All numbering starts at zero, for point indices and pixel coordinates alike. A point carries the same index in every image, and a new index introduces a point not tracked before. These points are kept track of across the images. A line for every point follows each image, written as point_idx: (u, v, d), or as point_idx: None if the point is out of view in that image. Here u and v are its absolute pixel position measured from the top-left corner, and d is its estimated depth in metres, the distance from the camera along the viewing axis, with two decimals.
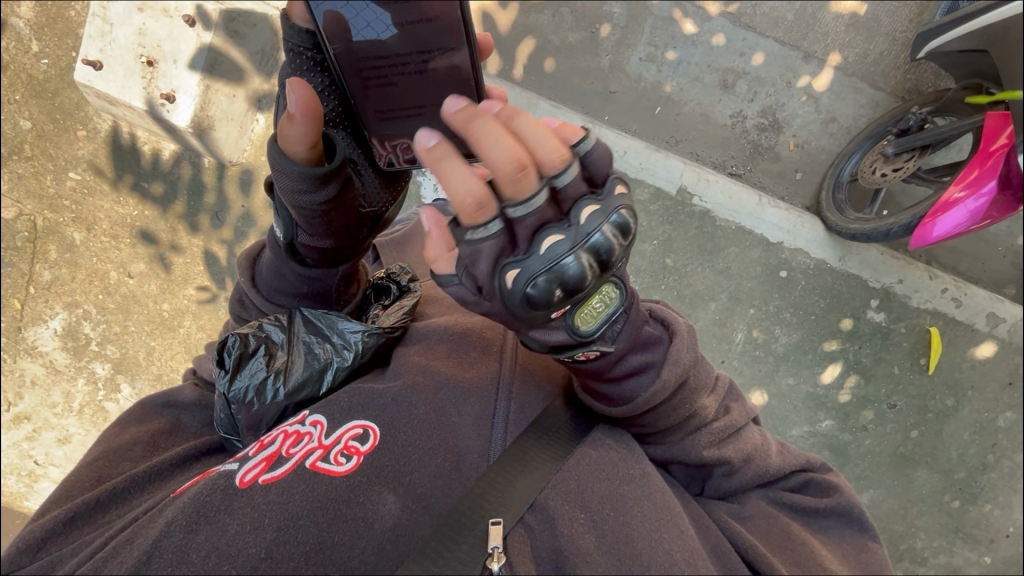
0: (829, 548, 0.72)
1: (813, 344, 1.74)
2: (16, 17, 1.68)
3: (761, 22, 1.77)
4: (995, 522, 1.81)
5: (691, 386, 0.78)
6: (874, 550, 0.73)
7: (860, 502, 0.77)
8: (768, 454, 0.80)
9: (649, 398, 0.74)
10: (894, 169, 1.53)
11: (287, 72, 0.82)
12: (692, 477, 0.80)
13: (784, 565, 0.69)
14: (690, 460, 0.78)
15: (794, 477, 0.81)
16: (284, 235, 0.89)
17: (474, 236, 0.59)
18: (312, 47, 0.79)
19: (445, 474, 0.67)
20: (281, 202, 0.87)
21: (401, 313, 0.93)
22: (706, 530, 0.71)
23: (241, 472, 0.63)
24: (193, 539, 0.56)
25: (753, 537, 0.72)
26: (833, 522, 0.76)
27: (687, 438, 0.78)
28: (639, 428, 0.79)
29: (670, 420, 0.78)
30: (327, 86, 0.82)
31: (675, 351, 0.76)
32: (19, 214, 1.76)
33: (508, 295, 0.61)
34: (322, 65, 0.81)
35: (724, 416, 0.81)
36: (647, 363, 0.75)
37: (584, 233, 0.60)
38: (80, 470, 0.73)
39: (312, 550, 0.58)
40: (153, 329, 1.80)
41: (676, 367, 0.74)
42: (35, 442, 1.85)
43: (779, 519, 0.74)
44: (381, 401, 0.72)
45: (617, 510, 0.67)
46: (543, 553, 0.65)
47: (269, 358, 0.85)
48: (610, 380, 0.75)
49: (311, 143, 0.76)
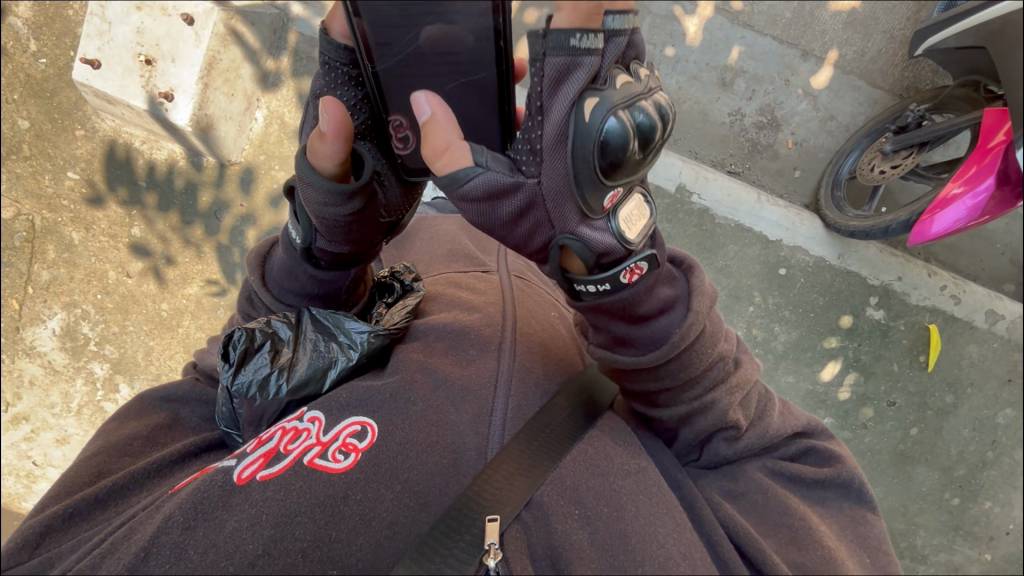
0: (825, 521, 0.73)
1: (812, 342, 1.74)
2: (14, 16, 1.68)
3: (760, 20, 1.77)
4: (995, 519, 1.81)
5: (712, 331, 0.80)
6: (873, 523, 0.74)
7: (862, 475, 0.78)
8: (769, 415, 0.83)
9: (682, 335, 0.76)
10: (892, 167, 1.54)
11: (319, 83, 0.82)
12: (694, 444, 0.81)
13: (779, 544, 0.69)
14: (708, 419, 0.79)
15: (795, 444, 0.82)
16: (301, 241, 0.88)
17: (574, 45, 0.61)
18: (348, 63, 0.80)
19: (442, 472, 0.66)
20: (302, 208, 0.85)
21: (404, 311, 0.93)
22: (699, 520, 0.71)
23: (239, 469, 0.64)
24: (191, 535, 0.57)
25: (746, 520, 0.72)
26: (833, 493, 0.77)
27: (706, 393, 0.79)
28: (659, 383, 0.80)
29: (692, 373, 0.79)
30: (358, 101, 0.83)
31: (697, 284, 0.80)
32: (17, 214, 1.76)
33: (584, 132, 0.64)
34: (357, 81, 0.82)
35: (737, 369, 0.84)
36: (674, 298, 0.78)
37: (630, 100, 0.64)
38: (80, 465, 0.73)
39: (309, 547, 0.58)
40: (152, 329, 1.80)
41: (702, 299, 0.78)
42: (33, 443, 1.85)
43: (776, 493, 0.74)
44: (380, 397, 0.72)
45: (612, 506, 0.67)
46: (539, 551, 0.64)
47: (274, 355, 0.84)
48: (640, 322, 0.77)
49: (343, 160, 0.77)
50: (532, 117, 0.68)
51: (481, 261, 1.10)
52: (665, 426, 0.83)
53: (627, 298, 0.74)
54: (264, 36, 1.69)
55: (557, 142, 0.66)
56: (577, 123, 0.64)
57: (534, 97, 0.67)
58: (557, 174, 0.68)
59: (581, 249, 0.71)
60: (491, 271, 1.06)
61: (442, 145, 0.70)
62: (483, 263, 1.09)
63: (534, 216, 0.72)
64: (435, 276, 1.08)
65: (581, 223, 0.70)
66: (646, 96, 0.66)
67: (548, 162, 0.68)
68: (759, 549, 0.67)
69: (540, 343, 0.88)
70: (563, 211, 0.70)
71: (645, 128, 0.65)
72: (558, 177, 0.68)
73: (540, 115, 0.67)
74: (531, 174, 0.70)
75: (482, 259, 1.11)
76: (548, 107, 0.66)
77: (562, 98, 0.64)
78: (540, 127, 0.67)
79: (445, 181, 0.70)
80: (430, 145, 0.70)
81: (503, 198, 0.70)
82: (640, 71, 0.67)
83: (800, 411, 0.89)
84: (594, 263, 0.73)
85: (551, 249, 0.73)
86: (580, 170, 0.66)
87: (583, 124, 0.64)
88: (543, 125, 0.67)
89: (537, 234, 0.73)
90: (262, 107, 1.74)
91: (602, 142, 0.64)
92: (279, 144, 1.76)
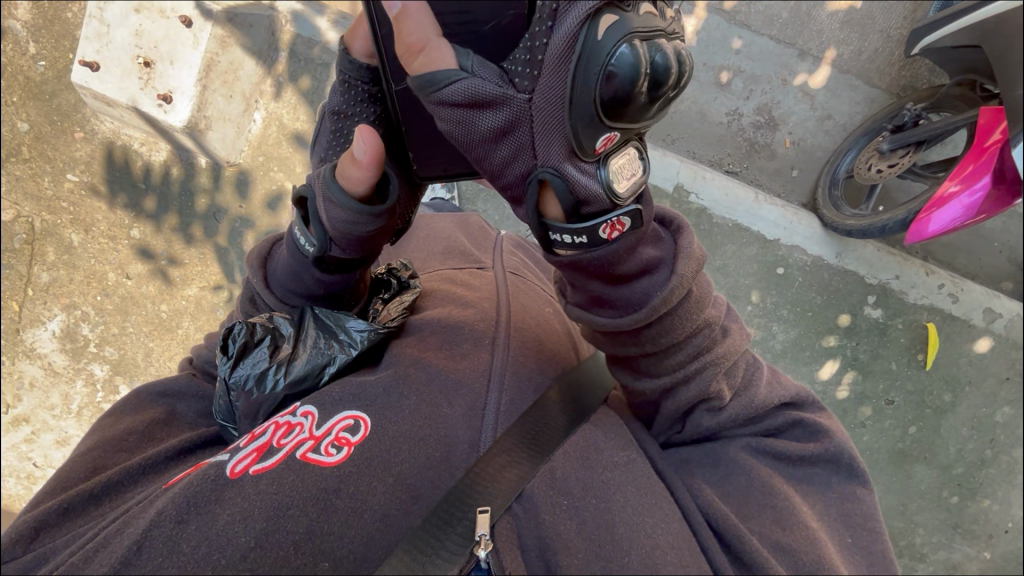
0: (806, 498, 0.74)
1: (810, 340, 1.75)
2: (14, 19, 1.69)
3: (757, 20, 1.77)
4: (994, 517, 1.81)
5: (697, 297, 0.80)
6: (862, 500, 0.74)
7: (852, 450, 0.78)
8: (756, 385, 0.84)
9: (665, 297, 0.76)
10: (889, 166, 1.54)
11: (338, 99, 0.84)
12: (676, 415, 0.83)
13: (764, 522, 0.70)
14: (692, 390, 0.81)
15: (783, 416, 0.83)
16: (315, 248, 0.86)
17: None
18: (369, 81, 0.82)
19: (435, 465, 0.66)
20: (316, 216, 0.84)
21: (400, 307, 0.93)
22: (682, 506, 0.71)
23: (232, 463, 0.64)
24: (183, 529, 0.57)
25: (722, 502, 0.73)
26: (820, 468, 0.77)
27: (689, 362, 0.81)
28: (640, 348, 0.81)
29: (675, 340, 0.80)
30: (377, 118, 0.85)
31: (683, 245, 0.79)
32: (17, 216, 1.77)
33: (592, 51, 0.57)
34: (377, 99, 0.84)
35: (724, 340, 0.84)
36: (659, 260, 0.78)
37: (649, 32, 0.58)
38: (75, 460, 0.74)
39: (300, 540, 0.58)
40: (151, 330, 1.80)
41: (687, 262, 0.77)
42: (33, 444, 1.85)
43: (760, 473, 0.75)
44: (374, 392, 0.72)
45: (599, 496, 0.68)
46: (529, 542, 0.64)
47: (273, 350, 0.85)
48: (623, 283, 0.77)
49: (372, 184, 0.78)
50: (541, 20, 0.59)
51: (476, 258, 1.11)
52: (648, 397, 0.85)
53: (606, 254, 0.72)
54: (263, 38, 1.69)
55: (561, 57, 0.59)
56: (587, 40, 0.57)
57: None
58: (553, 95, 0.61)
59: (565, 191, 0.67)
60: (486, 268, 1.07)
61: (417, 43, 0.62)
62: (478, 261, 1.10)
63: (517, 138, 0.66)
64: (431, 273, 1.08)
65: (567, 160, 0.65)
66: (666, 36, 0.60)
67: (545, 79, 0.61)
68: (740, 536, 0.67)
69: (534, 337, 0.89)
70: (549, 143, 0.64)
71: (658, 70, 0.58)
72: (551, 102, 0.62)
73: (552, 21, 0.59)
74: (524, 90, 0.63)
75: (476, 256, 1.12)
76: (561, 11, 0.58)
77: (581, 5, 0.56)
78: (546, 35, 0.59)
79: (417, 84, 0.63)
80: (404, 42, 0.62)
81: (486, 109, 0.64)
82: (665, 12, 0.62)
83: (790, 382, 0.89)
84: (575, 210, 0.69)
85: (529, 182, 0.68)
86: (576, 96, 0.60)
87: (594, 44, 0.57)
88: (549, 35, 0.59)
89: (515, 163, 0.68)
90: (261, 108, 1.74)
91: (608, 71, 0.57)
92: (278, 145, 1.76)
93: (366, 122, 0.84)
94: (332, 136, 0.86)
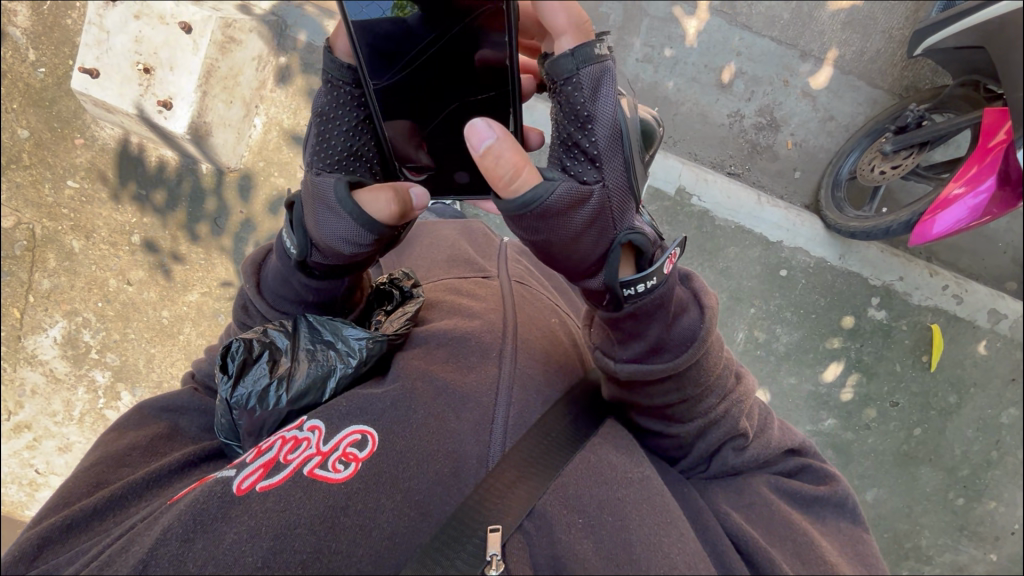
0: (827, 539, 0.73)
1: (814, 343, 1.74)
2: (14, 26, 1.69)
3: (758, 21, 1.76)
4: (1000, 519, 1.80)
5: (719, 337, 0.82)
6: (869, 542, 0.75)
7: (855, 494, 0.81)
8: (769, 430, 0.86)
9: (706, 333, 0.77)
10: (893, 167, 1.52)
11: (321, 101, 0.80)
12: (704, 455, 0.81)
13: (788, 559, 0.69)
14: (723, 428, 0.81)
15: (792, 460, 0.84)
16: (296, 251, 0.85)
17: (599, 53, 0.64)
18: (352, 82, 0.78)
19: (443, 481, 0.65)
20: (302, 221, 0.83)
21: (404, 318, 0.92)
22: (705, 531, 0.71)
23: (239, 479, 0.64)
24: (189, 547, 0.57)
25: (751, 527, 0.72)
26: (829, 511, 0.78)
27: (721, 402, 0.81)
28: (679, 394, 0.79)
29: (710, 380, 0.80)
30: (361, 121, 0.81)
31: (700, 288, 0.82)
32: (18, 223, 1.77)
33: (630, 129, 0.67)
34: (363, 104, 0.80)
35: (739, 381, 0.86)
36: (687, 300, 0.79)
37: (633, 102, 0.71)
38: (78, 476, 0.73)
39: (309, 558, 0.58)
40: (153, 336, 1.80)
41: (711, 299, 0.80)
42: (35, 451, 1.85)
43: (779, 508, 0.75)
44: (382, 405, 0.71)
45: (615, 514, 0.67)
46: (542, 560, 0.64)
47: (272, 365, 0.83)
48: (666, 329, 0.77)
49: (397, 216, 0.77)
50: (579, 127, 0.66)
51: (480, 266, 1.11)
52: (681, 443, 0.82)
53: (665, 293, 0.74)
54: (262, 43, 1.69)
55: (613, 144, 0.66)
56: (625, 120, 0.66)
57: (571, 106, 0.66)
58: (619, 173, 0.68)
59: (644, 241, 0.72)
60: (491, 277, 1.06)
61: (520, 162, 0.64)
62: (482, 269, 1.09)
63: (600, 222, 0.69)
64: (434, 282, 1.08)
65: (635, 217, 0.72)
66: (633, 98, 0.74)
67: (608, 163, 0.67)
68: (768, 558, 0.67)
69: (541, 349, 0.88)
70: (624, 209, 0.70)
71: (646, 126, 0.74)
72: (619, 176, 0.68)
73: (589, 123, 0.66)
74: (593, 179, 0.67)
75: (481, 264, 1.12)
76: (595, 111, 0.65)
77: (605, 100, 0.65)
78: (590, 136, 0.66)
79: (522, 204, 0.64)
80: (508, 162, 0.63)
81: (577, 207, 0.66)
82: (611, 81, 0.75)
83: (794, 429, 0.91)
84: (645, 257, 0.73)
85: (614, 250, 0.70)
86: (635, 165, 0.68)
87: (630, 122, 0.67)
88: (593, 133, 0.66)
89: (602, 241, 0.70)
90: (260, 113, 1.74)
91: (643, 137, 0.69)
92: (278, 150, 1.75)
93: (349, 125, 0.80)
94: (312, 139, 0.80)
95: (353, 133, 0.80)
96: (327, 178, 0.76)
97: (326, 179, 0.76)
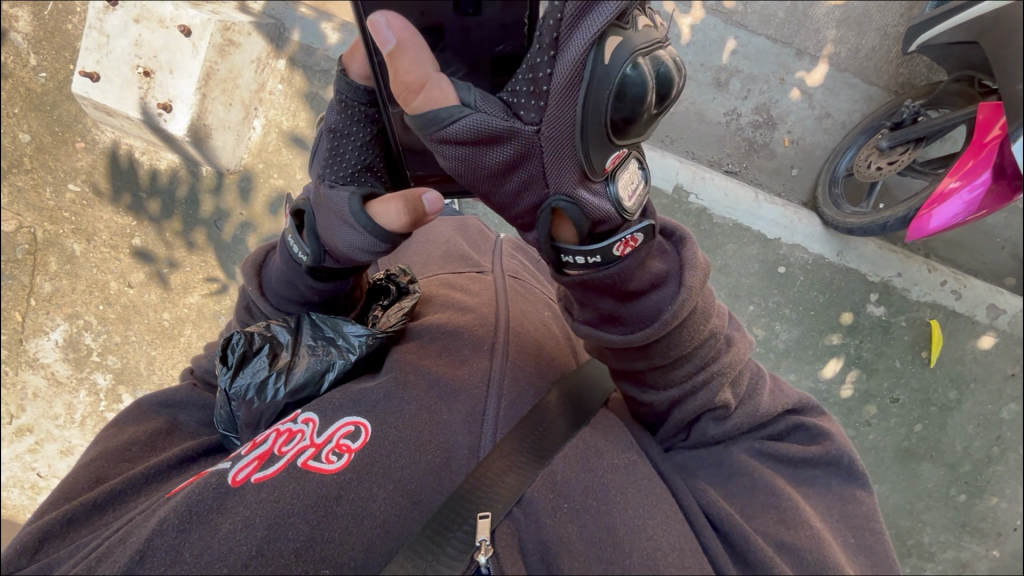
0: (812, 502, 0.75)
1: (813, 339, 1.74)
2: (15, 32, 1.70)
3: (753, 20, 1.77)
4: (1002, 515, 1.80)
5: (703, 306, 0.80)
6: (861, 501, 0.76)
7: (851, 450, 0.80)
8: (759, 397, 0.85)
9: (677, 310, 0.76)
10: (889, 163, 1.54)
11: (334, 117, 0.82)
12: (682, 424, 0.82)
13: (770, 522, 0.70)
14: (697, 400, 0.81)
15: (785, 421, 0.85)
16: (308, 258, 0.85)
17: None
18: (367, 102, 0.81)
19: (435, 471, 0.66)
20: (314, 229, 0.82)
21: (400, 314, 0.93)
22: (682, 505, 0.72)
23: (233, 471, 0.65)
24: (185, 538, 0.57)
25: (728, 505, 0.73)
26: (821, 469, 0.79)
27: (697, 373, 0.81)
28: (648, 362, 0.81)
29: (684, 351, 0.80)
30: (372, 138, 0.83)
31: (688, 256, 0.79)
32: (19, 227, 1.78)
33: (599, 79, 0.58)
34: (374, 120, 0.82)
35: (729, 349, 0.85)
36: (665, 273, 0.78)
37: (649, 47, 0.59)
38: (80, 471, 0.74)
39: (302, 547, 0.58)
40: (154, 339, 1.80)
41: (696, 271, 0.78)
42: (38, 454, 1.85)
43: (761, 474, 0.76)
44: (373, 397, 0.72)
45: (599, 499, 0.68)
46: (531, 546, 0.64)
47: (272, 358, 0.84)
48: (632, 299, 0.77)
49: (410, 228, 0.76)
50: (543, 51, 0.59)
51: (475, 262, 1.11)
52: (655, 410, 0.84)
53: (619, 270, 0.73)
54: (261, 46, 1.70)
55: (566, 89, 0.59)
56: (595, 64, 0.57)
57: (545, 24, 0.58)
58: (563, 124, 0.62)
59: (577, 215, 0.68)
60: (485, 272, 1.07)
61: (419, 80, 0.60)
62: (477, 265, 1.10)
63: (526, 170, 0.67)
64: (429, 278, 1.09)
65: (579, 186, 0.67)
66: (663, 45, 0.61)
67: (551, 109, 0.61)
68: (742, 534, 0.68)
69: (532, 341, 0.88)
70: (561, 169, 0.65)
71: (661, 79, 0.60)
72: (562, 127, 0.62)
73: (555, 49, 0.58)
74: (531, 121, 0.63)
75: (476, 260, 1.12)
76: (563, 41, 0.57)
77: (586, 29, 0.55)
78: (547, 69, 0.59)
79: (420, 123, 0.62)
80: (405, 77, 0.59)
81: (492, 144, 0.64)
82: (654, 17, 0.62)
83: (793, 389, 0.91)
84: (591, 230, 0.71)
85: (541, 212, 0.69)
86: (587, 122, 0.60)
87: (602, 68, 0.57)
88: (553, 65, 0.59)
89: (524, 192, 0.69)
90: (260, 116, 1.75)
91: (618, 93, 0.58)
92: (278, 153, 1.76)
93: (361, 141, 0.83)
94: (325, 153, 0.82)
95: (363, 151, 0.83)
96: (340, 192, 0.78)
97: (340, 193, 0.78)
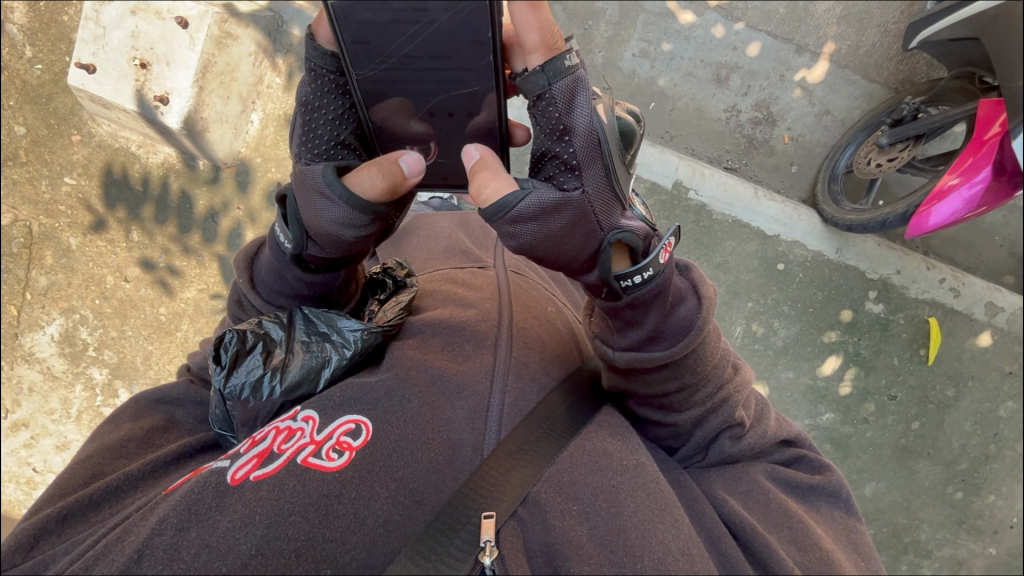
0: (822, 526, 0.75)
1: (811, 337, 1.74)
2: (10, 23, 1.69)
3: (754, 16, 1.77)
4: (999, 513, 1.80)
5: (716, 329, 0.83)
6: (862, 532, 0.77)
7: (847, 484, 0.82)
8: (766, 421, 0.86)
9: (705, 320, 0.77)
10: (889, 159, 1.53)
11: (305, 90, 0.78)
12: (702, 444, 0.82)
13: (783, 542, 0.70)
14: (719, 417, 0.81)
15: (787, 451, 0.86)
16: (291, 246, 0.83)
17: (569, 66, 0.65)
18: (335, 70, 0.76)
19: (437, 469, 0.65)
20: (296, 214, 0.81)
21: (398, 308, 0.93)
22: (699, 516, 0.71)
23: (232, 469, 0.64)
24: (183, 536, 0.57)
25: (748, 513, 0.73)
26: (824, 500, 0.80)
27: (721, 391, 0.81)
28: (678, 381, 0.80)
29: (706, 369, 0.80)
30: (345, 110, 0.79)
31: (698, 278, 0.82)
32: (14, 220, 1.77)
33: (608, 133, 0.68)
34: (345, 91, 0.78)
35: (737, 373, 0.87)
36: (685, 291, 0.80)
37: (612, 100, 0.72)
38: (76, 466, 0.73)
39: (303, 546, 0.57)
40: (150, 333, 1.79)
41: (708, 290, 0.80)
42: (33, 449, 1.84)
43: (775, 494, 0.76)
44: (376, 395, 0.72)
45: (610, 502, 0.67)
46: (535, 547, 0.64)
47: (266, 355, 0.83)
48: (665, 316, 0.77)
49: (386, 190, 0.74)
50: (557, 140, 0.68)
51: (477, 257, 1.11)
52: (678, 432, 0.83)
53: (663, 282, 0.74)
54: (259, 39, 1.69)
55: (590, 150, 0.68)
56: (602, 128, 0.67)
57: (544, 121, 0.68)
58: (599, 178, 0.69)
59: (633, 237, 0.73)
60: (487, 267, 1.06)
61: (489, 176, 0.69)
62: (479, 260, 1.09)
63: (585, 223, 0.70)
64: (431, 273, 1.08)
65: (622, 217, 0.73)
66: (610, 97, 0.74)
67: (587, 171, 0.69)
68: (764, 543, 0.68)
69: (537, 340, 0.87)
70: (609, 210, 0.71)
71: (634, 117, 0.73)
72: (599, 182, 0.69)
73: (566, 135, 0.68)
74: (572, 187, 0.69)
75: (478, 255, 1.12)
76: (569, 123, 0.67)
77: (580, 111, 0.67)
78: (568, 147, 0.68)
79: (494, 210, 0.67)
80: (478, 178, 0.69)
81: (555, 213, 0.68)
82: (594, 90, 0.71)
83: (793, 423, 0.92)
84: (639, 252, 0.75)
85: (602, 251, 0.72)
86: (615, 169, 0.69)
87: (606, 126, 0.68)
88: (571, 144, 0.68)
89: (588, 240, 0.71)
90: (258, 109, 1.74)
91: (621, 137, 0.70)
92: (276, 147, 1.75)
93: (333, 114, 0.78)
94: (298, 130, 0.79)
95: (336, 124, 0.79)
96: (315, 166, 0.76)
97: (314, 167, 0.76)
